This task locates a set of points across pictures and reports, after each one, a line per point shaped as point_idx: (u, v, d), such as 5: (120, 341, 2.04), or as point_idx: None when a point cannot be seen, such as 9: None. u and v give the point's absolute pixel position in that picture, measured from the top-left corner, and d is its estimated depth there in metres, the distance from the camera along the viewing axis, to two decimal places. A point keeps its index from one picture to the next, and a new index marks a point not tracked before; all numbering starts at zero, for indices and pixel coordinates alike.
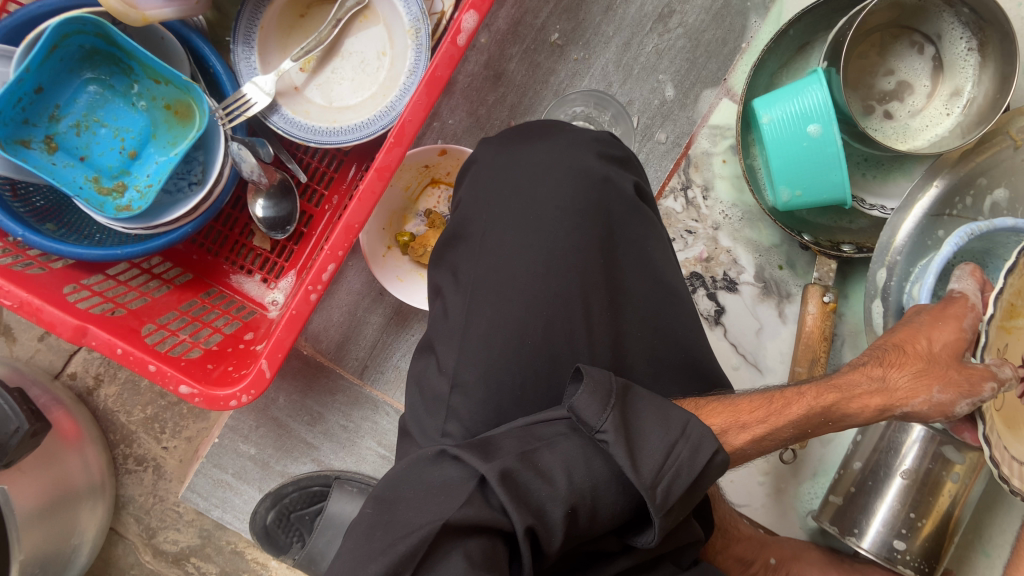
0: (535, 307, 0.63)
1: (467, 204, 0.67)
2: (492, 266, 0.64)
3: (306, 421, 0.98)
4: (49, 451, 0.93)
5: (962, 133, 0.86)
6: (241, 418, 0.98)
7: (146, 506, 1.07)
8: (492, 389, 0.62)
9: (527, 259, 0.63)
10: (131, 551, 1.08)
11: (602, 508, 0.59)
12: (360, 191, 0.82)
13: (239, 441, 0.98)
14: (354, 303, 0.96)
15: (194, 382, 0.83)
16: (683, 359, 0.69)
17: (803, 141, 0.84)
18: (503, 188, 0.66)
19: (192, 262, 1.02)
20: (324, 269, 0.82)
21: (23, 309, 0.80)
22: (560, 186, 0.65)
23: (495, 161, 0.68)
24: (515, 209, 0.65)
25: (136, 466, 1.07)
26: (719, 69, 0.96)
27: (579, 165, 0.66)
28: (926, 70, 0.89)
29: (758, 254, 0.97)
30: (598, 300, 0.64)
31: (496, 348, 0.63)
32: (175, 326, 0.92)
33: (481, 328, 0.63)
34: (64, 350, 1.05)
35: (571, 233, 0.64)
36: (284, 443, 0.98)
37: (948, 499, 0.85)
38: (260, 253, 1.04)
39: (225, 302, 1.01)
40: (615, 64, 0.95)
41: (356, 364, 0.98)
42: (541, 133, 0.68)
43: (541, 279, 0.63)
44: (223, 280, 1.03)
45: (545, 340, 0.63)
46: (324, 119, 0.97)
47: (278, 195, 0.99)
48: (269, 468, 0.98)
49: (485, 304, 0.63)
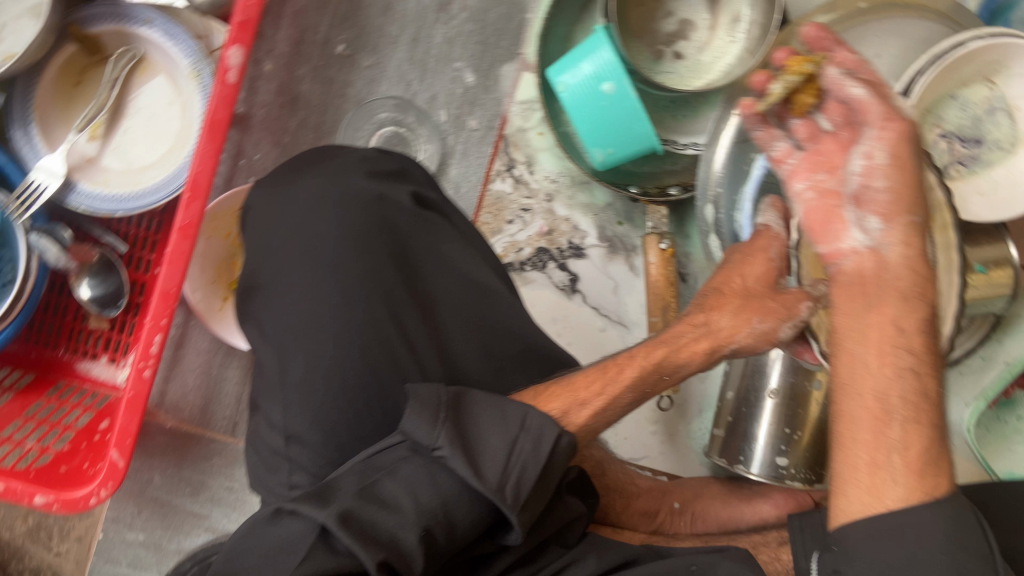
0: (343, 338, 0.62)
1: (252, 259, 0.66)
2: (292, 311, 0.62)
3: (188, 492, 0.95)
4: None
5: (748, 56, 0.87)
6: (120, 507, 0.95)
7: None
8: (325, 430, 0.61)
9: (322, 294, 0.62)
10: None
11: (458, 522, 0.56)
12: (167, 255, 0.79)
13: (125, 529, 0.95)
14: (205, 362, 0.95)
15: (47, 490, 0.79)
16: (509, 346, 0.69)
17: (602, 100, 0.84)
18: (283, 230, 0.64)
19: (30, 361, 0.97)
20: (152, 341, 0.80)
21: None
22: (335, 212, 0.64)
23: (270, 204, 0.66)
24: (298, 248, 0.63)
25: None
26: (513, 44, 0.95)
27: (351, 187, 0.65)
28: (702, 4, 0.90)
29: (596, 215, 0.96)
30: (405, 313, 0.64)
31: (316, 391, 0.61)
32: (21, 436, 0.90)
33: (297, 374, 0.61)
34: None
35: (360, 258, 0.63)
36: (171, 519, 0.95)
37: (819, 408, 0.89)
38: (100, 333, 0.98)
39: (76, 394, 0.96)
40: (409, 62, 0.94)
41: (226, 423, 0.96)
42: (306, 163, 0.67)
43: (341, 310, 0.62)
44: (69, 371, 0.97)
45: (365, 370, 0.61)
46: (127, 184, 0.92)
47: (100, 271, 0.94)
48: (163, 549, 0.95)
49: (295, 348, 0.62)
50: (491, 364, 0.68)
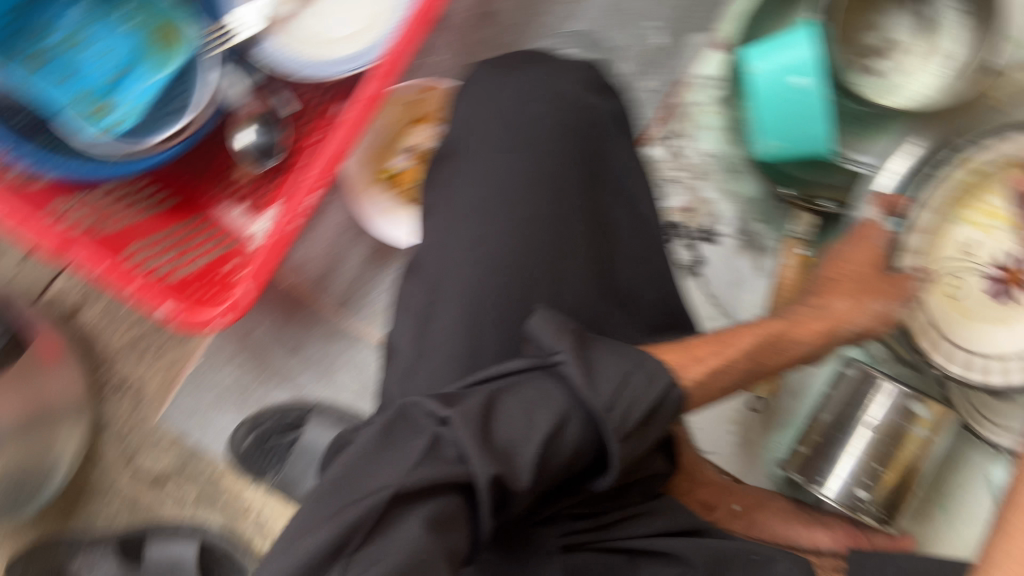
0: (516, 219, 0.67)
1: (452, 133, 0.73)
2: (470, 185, 0.69)
3: (286, 350, 1.00)
4: (29, 368, 0.94)
5: (944, 90, 0.87)
6: (222, 344, 0.99)
7: (125, 430, 1.09)
8: (470, 302, 0.65)
9: (507, 175, 0.69)
10: (107, 473, 1.10)
11: (567, 447, 0.51)
12: (347, 120, 0.82)
13: (220, 367, 1.00)
14: (337, 236, 0.98)
15: (177, 302, 0.83)
16: (656, 291, 0.74)
17: (788, 92, 0.85)
18: (487, 114, 0.72)
19: (179, 187, 1.00)
20: (308, 196, 0.83)
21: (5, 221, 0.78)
22: (540, 116, 0.72)
23: (493, 86, 0.74)
24: (498, 134, 0.71)
25: (116, 390, 1.07)
26: (713, 17, 0.97)
27: (554, 96, 0.74)
28: (913, 29, 0.90)
29: (738, 206, 0.98)
30: (573, 221, 0.69)
31: (471, 261, 0.66)
32: (162, 246, 0.93)
33: (483, 234, 0.67)
34: (44, 272, 1.04)
35: (565, 152, 0.71)
36: (263, 370, 1.00)
37: (910, 452, 0.90)
38: (245, 183, 1.02)
39: (209, 231, 1.00)
40: (609, 7, 0.96)
41: (337, 297, 0.99)
42: (526, 64, 0.76)
43: (521, 192, 0.68)
44: (208, 209, 1.01)
45: (547, 248, 0.67)
46: None
47: (265, 122, 0.97)
48: (248, 394, 1.00)
49: (469, 219, 0.67)
50: (635, 298, 0.73)
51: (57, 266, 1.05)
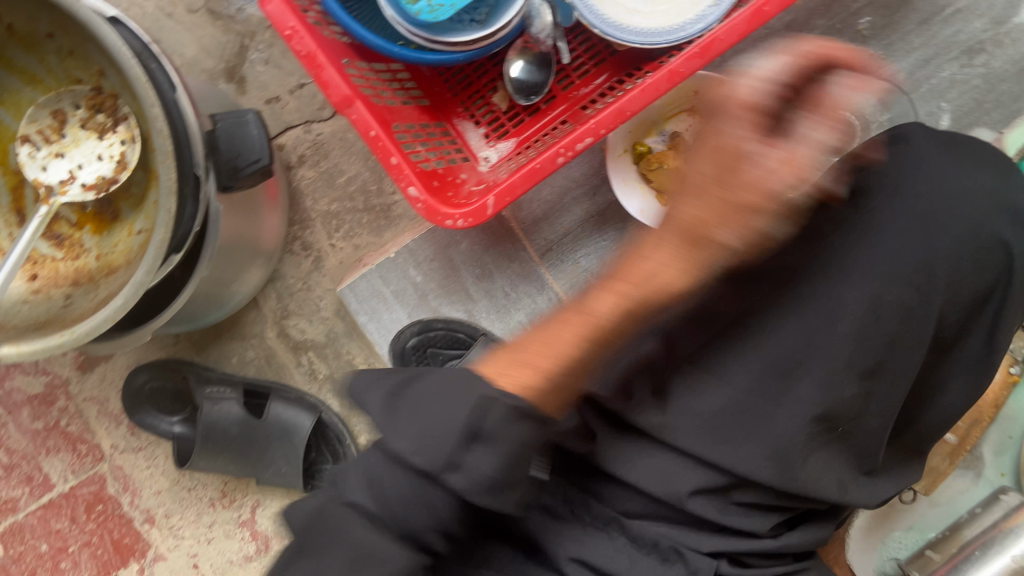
0: (857, 323, 0.70)
1: (887, 188, 0.74)
2: (865, 253, 0.72)
3: (475, 274, 1.04)
4: (253, 200, 0.99)
5: None
6: (422, 245, 1.03)
7: (292, 289, 1.13)
8: (773, 351, 0.72)
9: (884, 276, 0.71)
10: (259, 322, 1.14)
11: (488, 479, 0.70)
12: (646, 84, 0.85)
13: (411, 265, 1.03)
14: (566, 188, 1.02)
15: (424, 189, 0.86)
16: (945, 418, 0.79)
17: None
18: (924, 205, 0.72)
19: (431, 92, 1.07)
20: (582, 140, 0.86)
21: (307, 60, 0.84)
22: (964, 244, 0.72)
23: (927, 155, 0.75)
24: (925, 236, 0.71)
25: (299, 250, 1.12)
26: (999, 121, 0.98)
27: (988, 232, 0.72)
28: None
29: None
30: (910, 349, 0.71)
31: (795, 319, 0.72)
32: (414, 136, 0.97)
33: (852, 286, 0.71)
34: (283, 120, 1.09)
35: (960, 267, 0.72)
36: (449, 283, 1.04)
37: None
38: (493, 110, 1.07)
39: (449, 139, 1.05)
40: (906, 75, 0.98)
41: (542, 244, 1.03)
42: (984, 167, 0.74)
43: (882, 297, 0.70)
44: (451, 120, 1.07)
45: (895, 330, 0.71)
46: (615, 11, 0.96)
47: (538, 63, 1.02)
48: (425, 300, 1.04)
49: (827, 282, 0.72)
50: (915, 425, 0.79)
51: (295, 119, 1.10)
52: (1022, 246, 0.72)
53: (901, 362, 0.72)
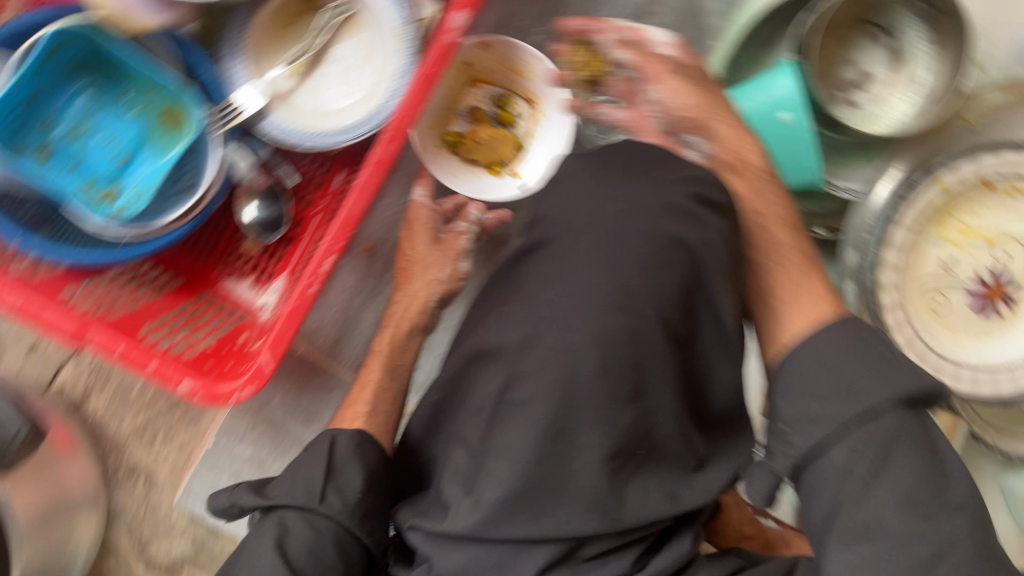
0: (588, 369, 0.61)
1: (556, 226, 0.67)
2: (553, 305, 0.63)
3: (302, 420, 1.03)
4: (47, 460, 0.96)
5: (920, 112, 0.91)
6: (238, 419, 1.04)
7: (138, 518, 1.06)
8: (542, 413, 0.61)
9: (594, 309, 0.62)
10: (122, 563, 1.07)
11: None
12: (359, 184, 0.82)
13: (236, 443, 1.04)
14: (346, 302, 1.00)
15: (195, 378, 0.83)
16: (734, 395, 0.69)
17: (777, 127, 0.86)
18: (580, 222, 0.66)
19: (184, 266, 1.02)
20: (323, 263, 0.83)
21: (25, 308, 0.79)
22: (645, 244, 0.64)
23: (586, 185, 0.68)
24: (595, 259, 0.64)
25: (126, 477, 1.05)
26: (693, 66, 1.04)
27: (661, 231, 0.64)
28: (884, 59, 0.94)
29: None
30: (656, 363, 0.63)
31: (550, 387, 0.61)
32: (172, 327, 0.93)
33: (555, 330, 0.63)
34: (52, 361, 1.03)
35: (653, 275, 0.63)
36: (280, 442, 1.04)
37: None
38: (250, 258, 1.05)
39: (217, 308, 1.02)
40: None
41: (352, 361, 1.02)
42: (637, 180, 0.67)
43: (598, 331, 0.61)
44: (214, 286, 1.04)
45: (625, 359, 0.62)
46: (314, 122, 0.90)
47: (269, 197, 0.99)
48: (266, 466, 1.04)
49: (545, 342, 0.62)
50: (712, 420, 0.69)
51: (64, 355, 1.04)
52: (701, 215, 0.66)
53: (655, 373, 0.62)
